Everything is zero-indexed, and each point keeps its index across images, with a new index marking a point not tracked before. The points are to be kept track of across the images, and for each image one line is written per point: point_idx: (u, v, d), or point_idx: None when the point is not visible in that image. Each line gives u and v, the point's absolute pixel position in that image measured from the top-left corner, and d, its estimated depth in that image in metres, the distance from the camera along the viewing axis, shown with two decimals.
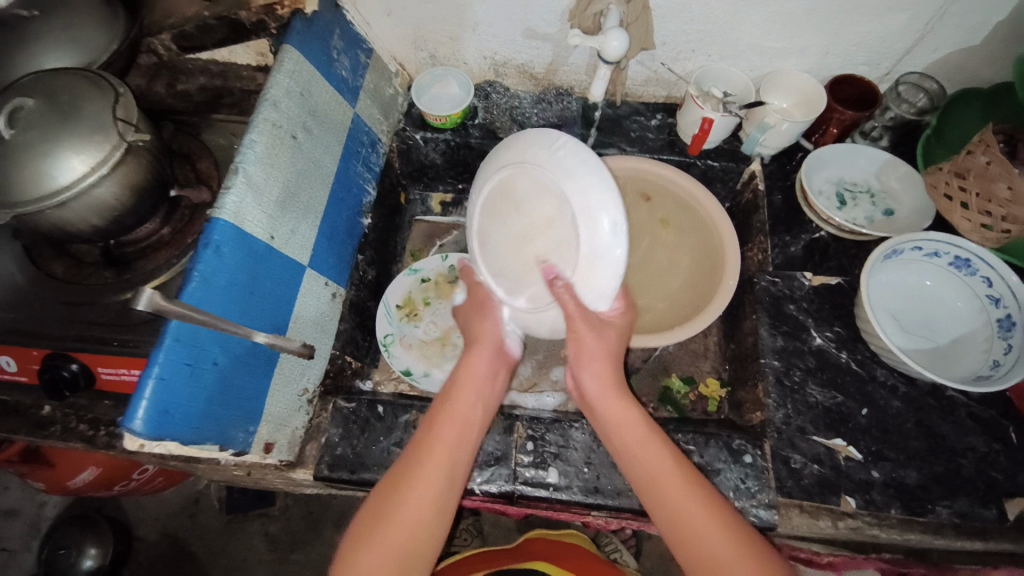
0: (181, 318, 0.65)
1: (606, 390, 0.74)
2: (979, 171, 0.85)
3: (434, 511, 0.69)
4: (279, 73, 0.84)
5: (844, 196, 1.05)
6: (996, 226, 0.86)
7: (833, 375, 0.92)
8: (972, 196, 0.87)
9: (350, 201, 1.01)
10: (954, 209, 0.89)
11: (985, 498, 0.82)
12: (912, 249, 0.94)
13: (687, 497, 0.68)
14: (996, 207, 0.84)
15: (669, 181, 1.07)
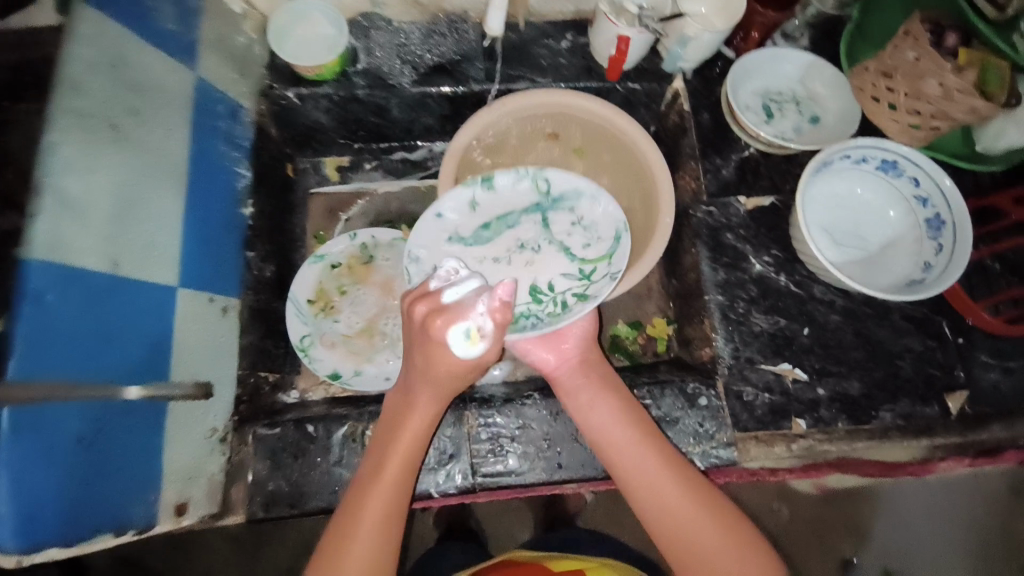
0: (14, 399, 0.51)
1: (618, 422, 0.73)
2: (908, 68, 0.79)
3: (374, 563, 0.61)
4: (73, 40, 0.63)
5: (771, 108, 0.98)
6: (924, 125, 0.83)
7: (776, 300, 0.90)
8: (901, 96, 0.82)
9: (219, 190, 0.83)
10: (883, 110, 0.87)
11: (924, 396, 0.86)
12: (842, 159, 0.90)
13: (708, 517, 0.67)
14: (924, 105, 0.80)
15: (590, 113, 0.96)
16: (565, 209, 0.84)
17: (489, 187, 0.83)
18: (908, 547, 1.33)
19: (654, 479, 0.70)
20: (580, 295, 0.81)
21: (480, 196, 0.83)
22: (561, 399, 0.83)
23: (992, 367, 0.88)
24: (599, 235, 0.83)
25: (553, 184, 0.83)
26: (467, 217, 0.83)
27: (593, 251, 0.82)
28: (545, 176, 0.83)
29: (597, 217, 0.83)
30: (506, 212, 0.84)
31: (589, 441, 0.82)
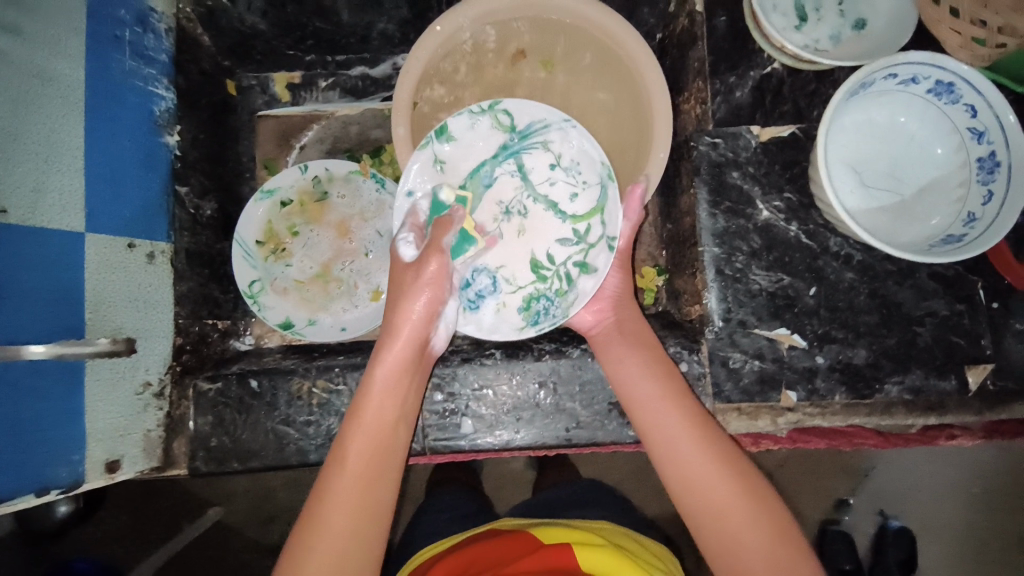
0: None
1: (646, 375, 0.68)
2: None
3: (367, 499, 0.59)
4: None
5: (804, 7, 0.78)
6: (990, 39, 0.71)
7: (781, 253, 0.77)
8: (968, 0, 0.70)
9: (132, 117, 0.71)
10: (944, 17, 0.71)
11: (941, 368, 0.75)
12: (885, 78, 0.72)
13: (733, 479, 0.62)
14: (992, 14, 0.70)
15: (580, 17, 0.78)
16: (539, 145, 0.72)
17: (448, 140, 0.70)
18: (908, 490, 1.29)
19: (677, 437, 0.64)
20: (582, 263, 0.71)
21: (443, 152, 0.71)
22: (523, 360, 0.76)
23: None
24: (583, 178, 0.71)
25: (517, 117, 0.70)
26: (440, 183, 0.71)
27: (583, 203, 0.72)
28: (505, 107, 0.70)
29: (577, 152, 0.71)
30: (476, 165, 0.72)
31: (551, 407, 0.75)
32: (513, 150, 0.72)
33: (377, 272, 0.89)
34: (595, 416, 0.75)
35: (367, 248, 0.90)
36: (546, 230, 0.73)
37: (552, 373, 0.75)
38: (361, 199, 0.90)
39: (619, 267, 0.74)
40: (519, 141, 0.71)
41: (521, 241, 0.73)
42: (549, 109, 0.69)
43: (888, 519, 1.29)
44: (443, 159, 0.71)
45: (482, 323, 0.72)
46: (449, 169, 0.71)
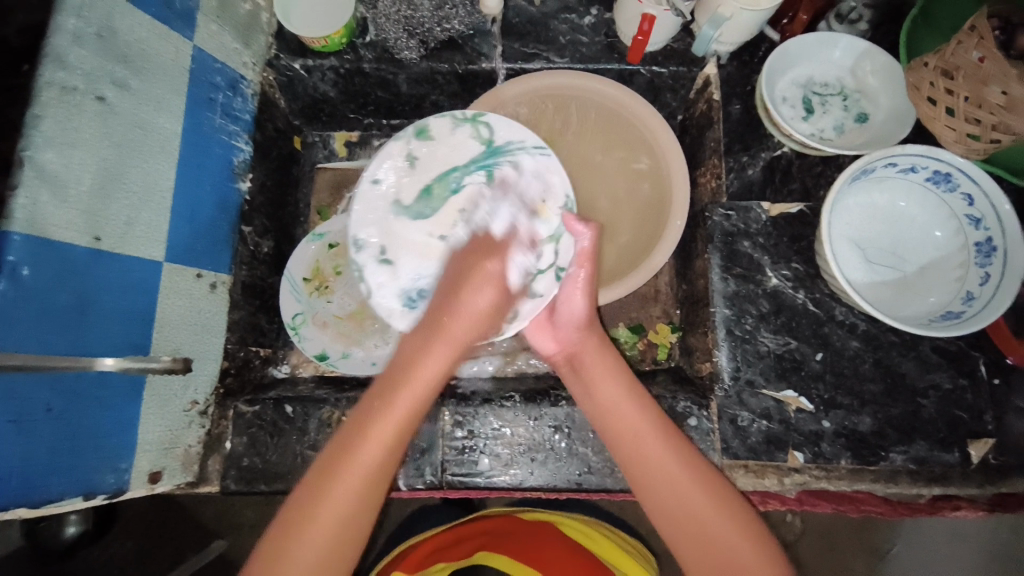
0: None
1: (625, 398, 0.72)
2: (970, 71, 0.70)
3: (353, 513, 0.63)
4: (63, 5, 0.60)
5: (811, 100, 0.87)
6: (984, 135, 0.72)
7: (789, 319, 0.82)
8: (960, 101, 0.72)
9: (213, 165, 0.82)
10: (937, 116, 0.75)
11: (946, 441, 0.77)
12: (884, 166, 0.79)
13: (711, 497, 0.67)
14: (986, 114, 0.70)
15: (609, 98, 0.87)
16: (508, 162, 0.75)
17: (427, 139, 0.76)
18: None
19: (658, 456, 0.69)
20: (527, 285, 0.73)
21: (418, 148, 0.76)
22: (540, 404, 0.80)
23: None
24: (546, 200, 0.74)
25: (495, 131, 0.76)
26: (407, 175, 0.76)
27: (544, 227, 0.73)
28: (486, 122, 0.76)
29: (544, 173, 0.74)
30: (448, 168, 0.76)
31: (563, 450, 0.79)
32: (485, 160, 0.75)
33: None
34: (605, 463, 0.78)
35: None
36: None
37: (568, 418, 0.80)
38: None
39: (582, 290, 0.75)
40: (490, 154, 0.75)
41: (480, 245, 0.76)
42: (528, 133, 0.75)
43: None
44: (416, 156, 0.76)
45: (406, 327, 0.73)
46: (419, 167, 0.76)
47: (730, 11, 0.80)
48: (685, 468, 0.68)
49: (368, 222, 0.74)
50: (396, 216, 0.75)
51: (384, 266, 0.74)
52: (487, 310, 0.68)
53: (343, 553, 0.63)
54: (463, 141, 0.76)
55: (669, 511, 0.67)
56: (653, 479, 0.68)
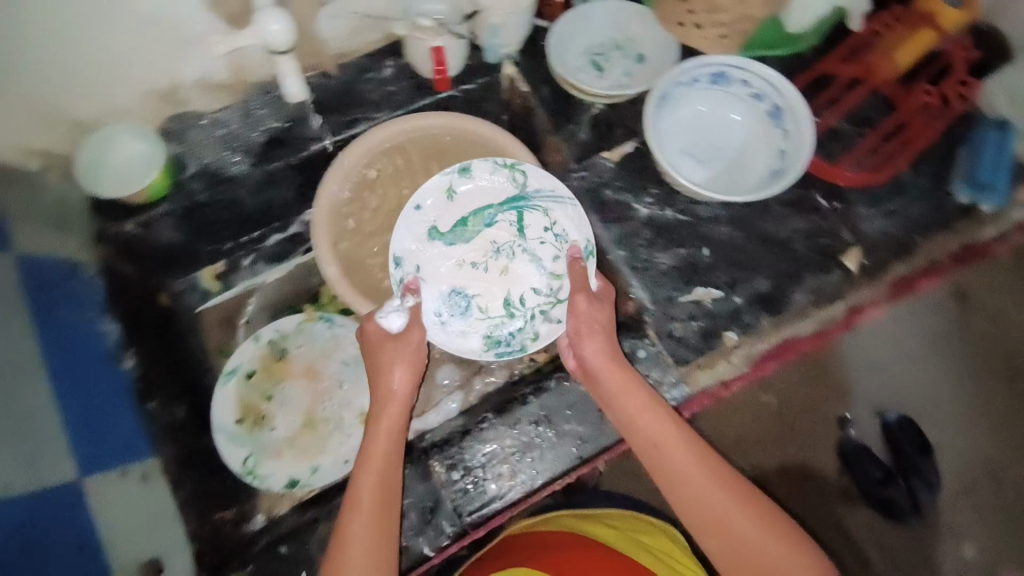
0: None
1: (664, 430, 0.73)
2: None
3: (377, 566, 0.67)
4: None
5: (597, 62, 0.99)
6: (729, 32, 0.92)
7: (670, 234, 0.93)
8: (699, 14, 0.90)
9: (86, 359, 0.80)
10: (692, 32, 0.94)
11: (825, 265, 0.92)
12: (674, 87, 0.94)
13: (754, 518, 0.67)
14: (722, 15, 0.89)
15: (439, 126, 0.94)
16: (540, 208, 0.90)
17: (466, 175, 0.90)
18: (894, 386, 1.31)
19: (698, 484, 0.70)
20: (546, 313, 0.89)
21: (456, 183, 0.90)
22: (513, 410, 0.84)
23: (876, 216, 0.95)
24: (572, 237, 0.89)
25: (529, 179, 0.89)
26: (446, 207, 0.90)
27: (560, 266, 0.90)
28: (523, 168, 0.89)
29: (568, 223, 0.89)
30: (484, 205, 0.90)
31: (553, 437, 0.83)
32: (518, 202, 0.90)
33: (357, 396, 0.94)
34: (593, 426, 0.83)
35: (339, 379, 0.94)
36: (527, 279, 0.90)
37: (542, 408, 0.84)
38: (317, 341, 0.96)
39: (600, 336, 0.80)
40: (520, 200, 0.90)
41: (503, 277, 0.90)
42: (558, 184, 0.88)
43: (885, 416, 1.30)
44: (453, 190, 0.90)
45: (450, 333, 0.88)
46: (455, 201, 0.90)
47: (498, 18, 0.91)
48: (718, 481, 0.70)
49: (401, 242, 0.88)
50: (433, 242, 0.90)
51: (422, 284, 0.89)
52: (411, 356, 0.78)
53: None
54: (494, 178, 0.90)
55: (712, 533, 0.68)
56: (695, 503, 0.69)
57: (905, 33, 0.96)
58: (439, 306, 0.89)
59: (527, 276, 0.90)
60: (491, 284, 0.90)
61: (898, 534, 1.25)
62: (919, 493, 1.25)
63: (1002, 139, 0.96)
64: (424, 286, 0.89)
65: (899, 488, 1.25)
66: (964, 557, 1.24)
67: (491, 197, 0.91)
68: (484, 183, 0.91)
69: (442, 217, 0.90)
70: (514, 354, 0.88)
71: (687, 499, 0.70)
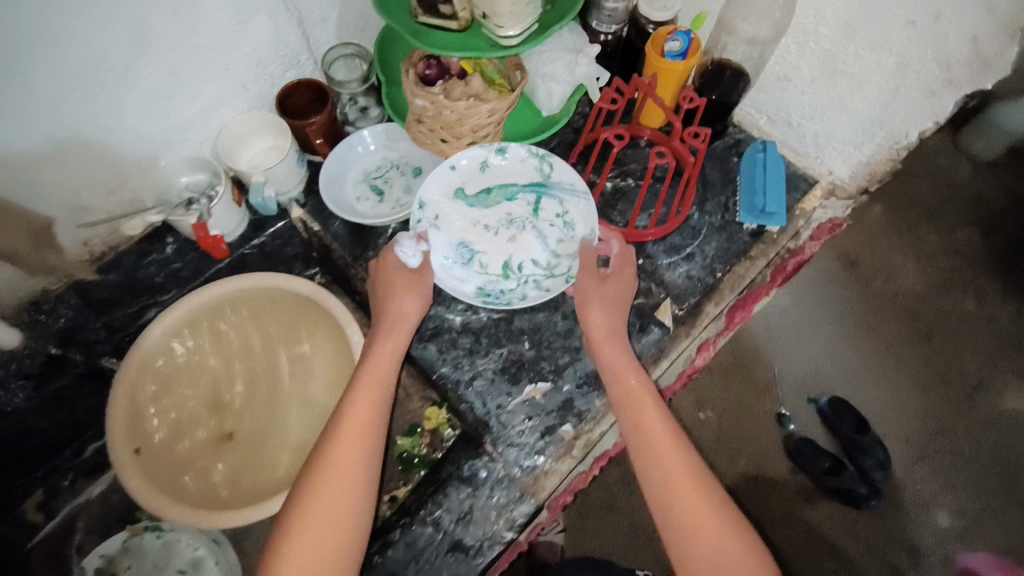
0: None
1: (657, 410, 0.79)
2: (425, 112, 0.87)
3: (343, 508, 0.71)
4: None
5: (377, 185, 0.99)
6: (477, 138, 0.93)
7: (488, 336, 0.92)
8: (441, 130, 0.90)
9: None
10: (443, 146, 0.94)
11: (643, 326, 0.93)
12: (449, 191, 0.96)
13: (711, 501, 0.72)
14: (461, 129, 0.89)
15: (228, 293, 0.91)
16: (557, 197, 0.95)
17: (500, 154, 0.95)
18: (815, 365, 1.44)
19: (666, 458, 0.75)
20: (539, 284, 0.91)
21: (491, 159, 0.96)
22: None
23: (678, 263, 0.98)
24: (582, 227, 0.92)
25: (555, 170, 0.94)
26: (476, 175, 0.96)
27: (565, 249, 0.92)
28: (551, 160, 0.95)
29: (578, 215, 0.93)
30: (509, 181, 0.96)
31: None
32: (541, 187, 0.95)
33: None
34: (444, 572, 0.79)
35: None
36: (530, 250, 0.93)
37: (391, 566, 0.79)
38: (146, 556, 0.86)
39: (622, 278, 0.86)
40: (543, 186, 0.95)
41: (510, 244, 0.93)
42: (578, 180, 0.93)
43: (818, 401, 1.41)
44: (486, 163, 0.96)
45: (449, 278, 0.91)
46: (486, 172, 0.96)
47: (258, 176, 0.91)
48: (686, 458, 0.75)
49: (430, 190, 0.94)
50: (456, 200, 0.95)
51: (437, 231, 0.93)
52: (413, 314, 0.85)
53: (339, 543, 0.69)
54: (524, 157, 0.95)
55: (670, 505, 0.72)
56: (659, 472, 0.74)
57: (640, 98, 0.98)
58: (447, 253, 0.92)
59: (527, 251, 0.93)
60: (489, 250, 0.93)
61: (868, 524, 1.33)
62: (870, 472, 1.33)
63: (769, 155, 1.01)
64: (436, 234, 0.93)
65: (849, 473, 1.32)
66: (942, 526, 1.33)
67: (514, 173, 0.96)
68: (509, 164, 0.96)
69: (467, 178, 0.95)
70: (503, 306, 0.90)
71: (652, 474, 0.75)
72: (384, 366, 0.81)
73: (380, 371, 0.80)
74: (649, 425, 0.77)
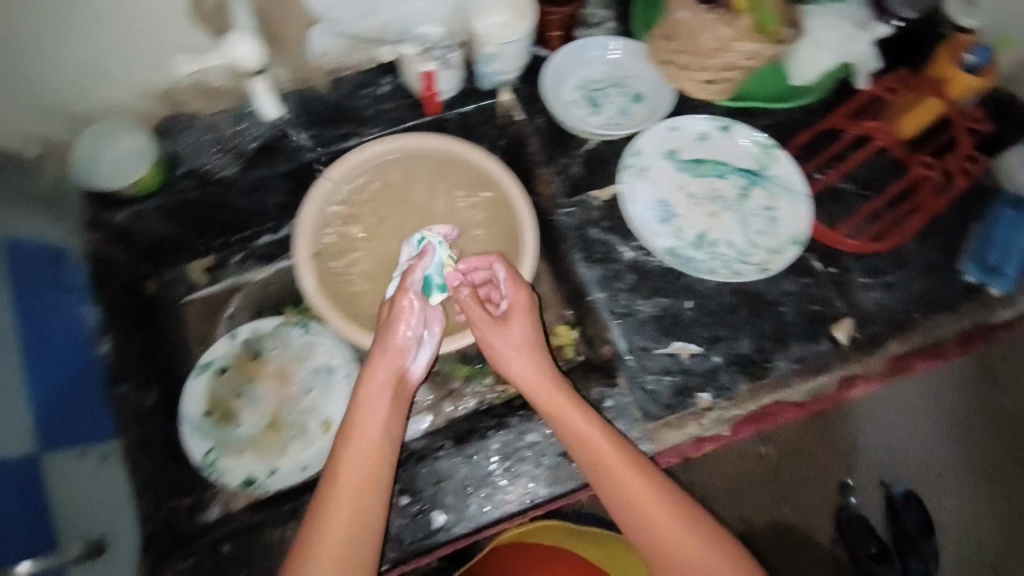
0: None
1: (642, 478, 0.74)
2: (683, 29, 0.87)
3: (363, 473, 0.72)
4: None
5: (594, 98, 0.97)
6: (715, 79, 0.90)
7: (653, 282, 0.91)
8: (687, 56, 0.89)
9: (61, 343, 0.80)
10: (678, 73, 0.92)
11: (813, 334, 0.88)
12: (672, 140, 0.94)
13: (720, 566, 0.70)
14: (708, 62, 0.88)
15: (432, 148, 0.95)
16: (772, 190, 0.91)
17: (726, 131, 0.93)
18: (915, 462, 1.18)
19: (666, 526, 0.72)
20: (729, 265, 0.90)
21: (714, 133, 0.93)
22: (472, 441, 0.84)
23: (875, 286, 0.90)
24: (787, 226, 0.90)
25: (775, 165, 0.92)
26: (694, 142, 0.93)
27: (764, 243, 0.90)
28: (775, 153, 0.91)
29: (785, 214, 0.90)
30: (727, 160, 0.93)
31: (508, 475, 0.83)
32: (756, 176, 0.92)
33: (323, 406, 0.94)
34: (548, 470, 0.83)
35: (308, 386, 0.95)
36: (729, 231, 0.91)
37: (501, 446, 0.84)
38: (291, 346, 0.98)
39: (528, 359, 0.81)
40: (759, 176, 0.92)
41: (711, 219, 0.91)
42: (799, 181, 0.90)
43: (891, 489, 1.17)
44: (708, 135, 0.94)
45: (643, 227, 0.92)
46: (706, 143, 0.93)
47: (494, 47, 0.90)
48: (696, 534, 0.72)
49: (648, 143, 0.94)
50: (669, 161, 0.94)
51: (644, 184, 0.94)
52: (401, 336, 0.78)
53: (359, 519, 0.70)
54: (750, 140, 0.92)
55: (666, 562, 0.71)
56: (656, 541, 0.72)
57: (913, 99, 0.93)
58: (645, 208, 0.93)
59: (725, 232, 0.91)
60: (689, 219, 0.92)
61: None
62: None
63: None
64: (644, 185, 0.93)
65: None
66: None
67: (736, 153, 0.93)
68: (734, 140, 0.93)
69: (681, 142, 0.93)
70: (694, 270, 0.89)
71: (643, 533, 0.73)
72: (375, 397, 0.76)
73: (372, 381, 0.77)
74: (633, 494, 0.73)
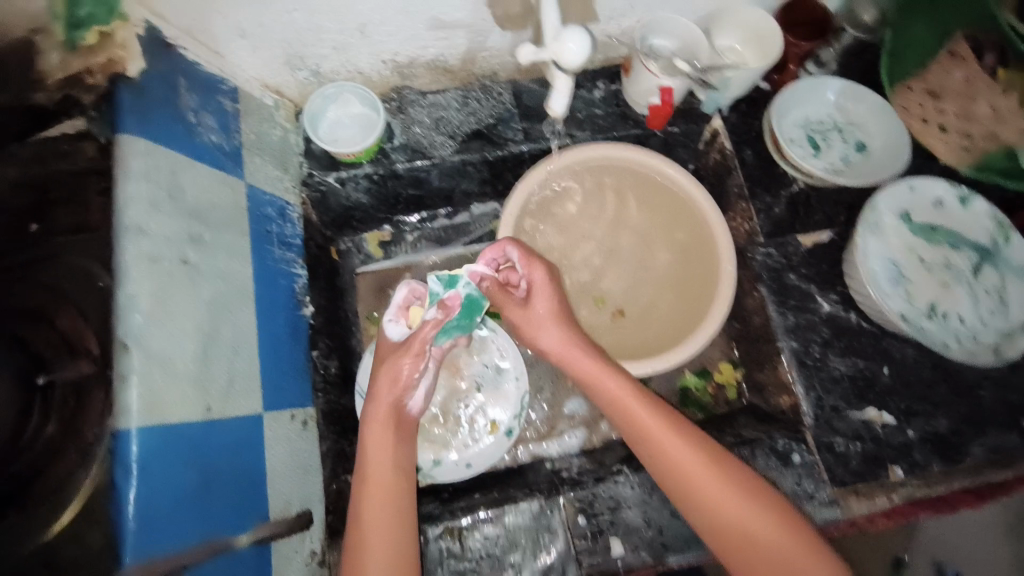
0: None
1: (727, 496, 0.67)
2: (954, 90, 0.82)
3: (385, 498, 0.68)
4: (129, 179, 0.60)
5: (816, 139, 0.96)
6: (973, 147, 0.86)
7: (850, 340, 0.89)
8: (950, 117, 0.86)
9: (284, 299, 0.80)
10: (932, 132, 0.90)
11: (1009, 423, 0.84)
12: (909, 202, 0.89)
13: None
14: (972, 127, 0.84)
15: (645, 166, 0.95)
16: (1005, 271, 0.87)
17: (963, 203, 0.89)
18: None
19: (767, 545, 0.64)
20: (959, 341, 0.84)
21: (948, 202, 0.89)
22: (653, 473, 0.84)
23: None
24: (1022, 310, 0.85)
25: (1013, 245, 0.87)
26: (928, 208, 0.89)
27: (996, 325, 0.85)
28: (1012, 232, 0.87)
29: (1018, 299, 0.85)
30: (960, 232, 0.89)
31: None
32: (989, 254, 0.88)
33: (493, 406, 0.93)
34: None
35: (478, 382, 0.94)
36: (959, 307, 0.86)
37: None
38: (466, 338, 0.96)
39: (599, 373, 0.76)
40: (993, 253, 0.87)
41: (941, 289, 0.86)
42: None
43: None
44: (942, 202, 0.90)
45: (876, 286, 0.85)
46: (940, 211, 0.89)
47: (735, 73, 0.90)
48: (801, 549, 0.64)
49: (885, 198, 0.89)
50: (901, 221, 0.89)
51: (876, 240, 0.88)
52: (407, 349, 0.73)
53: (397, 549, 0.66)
54: (988, 216, 0.88)
55: None
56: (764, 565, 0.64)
57: None
58: (879, 266, 0.87)
59: (954, 307, 0.86)
60: (919, 286, 0.87)
61: None
62: None
63: None
64: (877, 241, 0.88)
65: None
66: None
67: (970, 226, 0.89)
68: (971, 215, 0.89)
69: (916, 205, 0.89)
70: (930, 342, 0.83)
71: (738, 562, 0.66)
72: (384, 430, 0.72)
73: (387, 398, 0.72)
74: (720, 529, 0.67)
